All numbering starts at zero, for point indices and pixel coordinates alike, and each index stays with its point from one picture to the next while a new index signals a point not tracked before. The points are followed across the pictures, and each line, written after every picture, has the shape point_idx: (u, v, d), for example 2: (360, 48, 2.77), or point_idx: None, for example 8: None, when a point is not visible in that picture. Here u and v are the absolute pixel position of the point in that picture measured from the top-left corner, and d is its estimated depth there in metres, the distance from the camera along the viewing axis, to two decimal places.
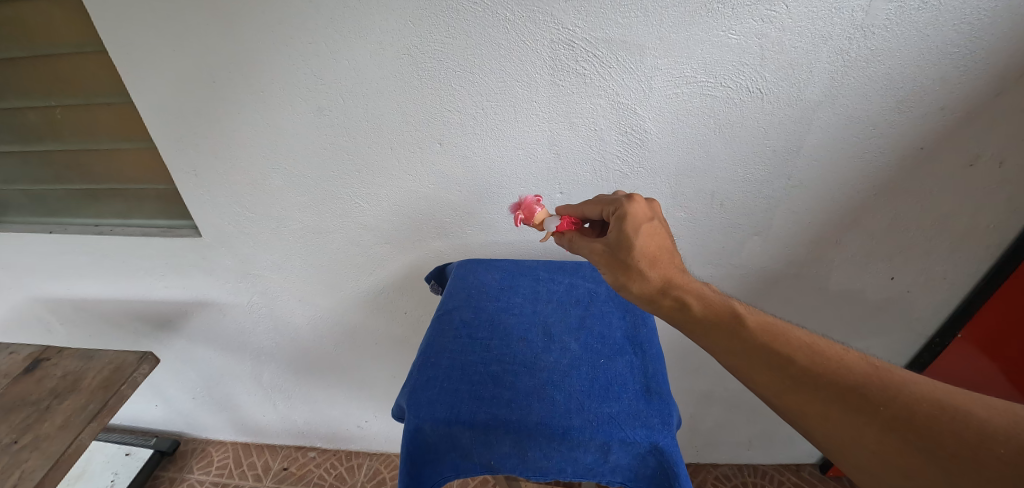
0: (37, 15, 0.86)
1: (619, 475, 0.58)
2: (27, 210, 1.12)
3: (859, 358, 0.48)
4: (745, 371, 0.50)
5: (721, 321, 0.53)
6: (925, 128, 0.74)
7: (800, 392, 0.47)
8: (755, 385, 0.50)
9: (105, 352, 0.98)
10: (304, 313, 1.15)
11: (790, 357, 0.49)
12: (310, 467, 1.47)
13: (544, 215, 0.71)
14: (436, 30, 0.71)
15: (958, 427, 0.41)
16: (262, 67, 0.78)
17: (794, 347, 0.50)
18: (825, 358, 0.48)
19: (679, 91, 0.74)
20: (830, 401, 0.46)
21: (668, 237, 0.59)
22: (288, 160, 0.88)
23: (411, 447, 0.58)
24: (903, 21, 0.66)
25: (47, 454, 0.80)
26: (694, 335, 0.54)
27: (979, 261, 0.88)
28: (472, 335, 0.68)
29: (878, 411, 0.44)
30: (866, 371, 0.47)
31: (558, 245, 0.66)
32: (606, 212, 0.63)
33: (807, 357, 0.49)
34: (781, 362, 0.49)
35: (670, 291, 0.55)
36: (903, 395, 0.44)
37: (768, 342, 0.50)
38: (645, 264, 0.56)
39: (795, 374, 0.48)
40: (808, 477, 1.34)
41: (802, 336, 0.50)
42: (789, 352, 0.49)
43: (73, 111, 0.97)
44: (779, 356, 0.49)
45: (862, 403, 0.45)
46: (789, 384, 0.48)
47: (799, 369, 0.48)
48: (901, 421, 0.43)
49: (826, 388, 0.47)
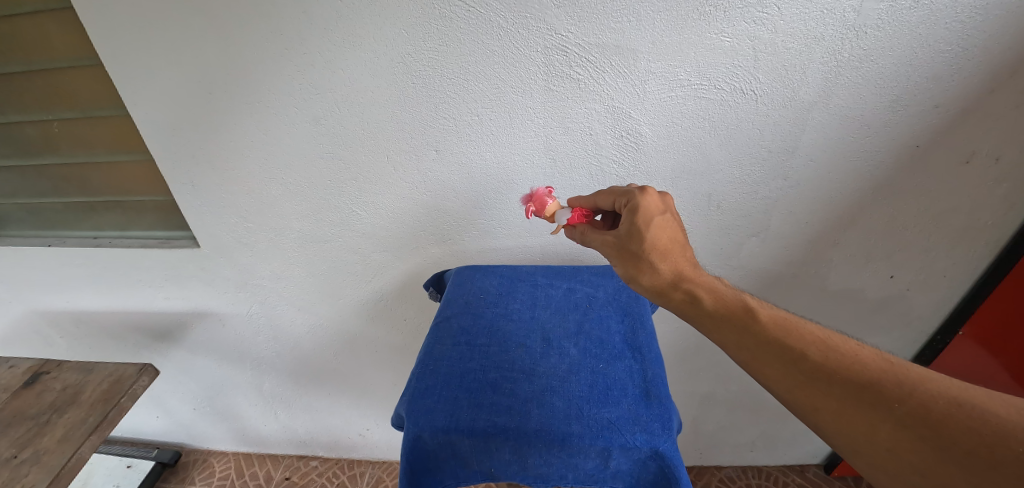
0: (34, 29, 0.87)
1: (620, 481, 0.57)
2: (26, 224, 1.12)
3: (873, 354, 0.48)
4: (757, 365, 0.50)
5: (732, 315, 0.52)
6: (920, 126, 0.75)
7: (813, 387, 0.47)
8: (767, 380, 0.49)
9: (105, 365, 0.98)
10: (303, 323, 1.15)
11: (803, 352, 0.49)
12: (312, 476, 1.47)
13: (555, 208, 0.71)
14: (429, 38, 0.72)
15: (975, 425, 0.41)
16: (258, 78, 0.78)
17: (806, 341, 0.49)
18: (838, 353, 0.48)
19: (673, 94, 0.74)
20: (844, 397, 0.46)
21: (680, 231, 0.59)
22: (285, 170, 0.89)
23: (410, 456, 0.58)
24: (895, 20, 0.66)
25: (48, 468, 0.79)
26: (705, 329, 0.54)
27: (979, 257, 0.88)
28: (471, 342, 0.68)
29: (893, 407, 0.44)
30: (881, 366, 0.46)
31: (570, 237, 0.65)
32: (618, 203, 0.62)
33: (820, 352, 0.48)
34: (793, 357, 0.49)
35: (682, 284, 0.55)
36: (918, 392, 0.44)
37: (780, 337, 0.50)
38: (655, 255, 0.57)
39: (808, 369, 0.48)
40: (813, 478, 1.33)
41: (814, 331, 0.50)
42: (802, 346, 0.49)
43: (72, 125, 0.97)
44: (791, 351, 0.49)
45: (877, 398, 0.45)
46: (802, 379, 0.47)
47: (812, 364, 0.48)
48: (916, 418, 0.43)
49: (840, 384, 0.46)
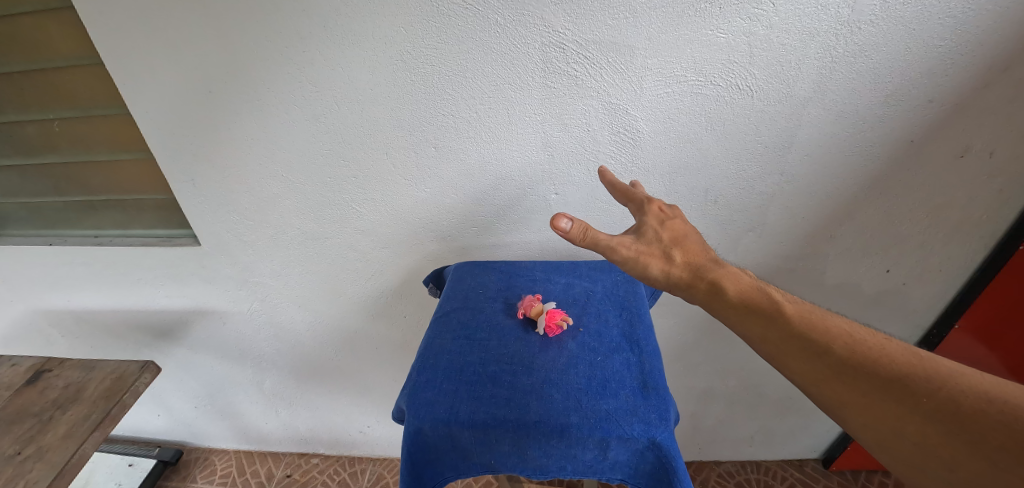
0: (34, 29, 0.87)
1: (619, 471, 0.58)
2: (27, 223, 1.13)
3: (901, 348, 0.47)
4: (782, 357, 0.49)
5: (756, 307, 0.51)
6: (914, 120, 0.75)
7: (841, 381, 0.46)
8: (794, 374, 0.48)
9: (107, 362, 0.98)
10: (304, 320, 1.15)
11: (829, 346, 0.48)
12: (313, 474, 1.47)
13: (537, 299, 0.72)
14: (427, 36, 0.72)
15: (1008, 421, 0.40)
16: (258, 76, 0.79)
17: (833, 335, 0.48)
18: (864, 348, 0.47)
19: (670, 90, 0.75)
20: (872, 391, 0.45)
21: (695, 233, 0.59)
22: (285, 168, 0.89)
23: (411, 448, 0.58)
24: (889, 16, 0.67)
25: (52, 465, 0.80)
26: (729, 320, 0.53)
27: (973, 251, 0.89)
28: (470, 336, 0.68)
29: (922, 403, 0.43)
30: (910, 361, 0.45)
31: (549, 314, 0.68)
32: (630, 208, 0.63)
33: (846, 346, 0.47)
34: (820, 351, 0.48)
35: (703, 277, 0.55)
36: (947, 387, 0.43)
37: (806, 330, 0.49)
38: (675, 249, 0.57)
39: (836, 363, 0.47)
40: (811, 472, 1.34)
41: (840, 325, 0.49)
42: (827, 341, 0.48)
43: (72, 125, 0.97)
44: (818, 344, 0.48)
45: (906, 393, 0.44)
46: (829, 373, 0.46)
47: (839, 359, 0.47)
48: (947, 414, 0.42)
49: (867, 378, 0.45)
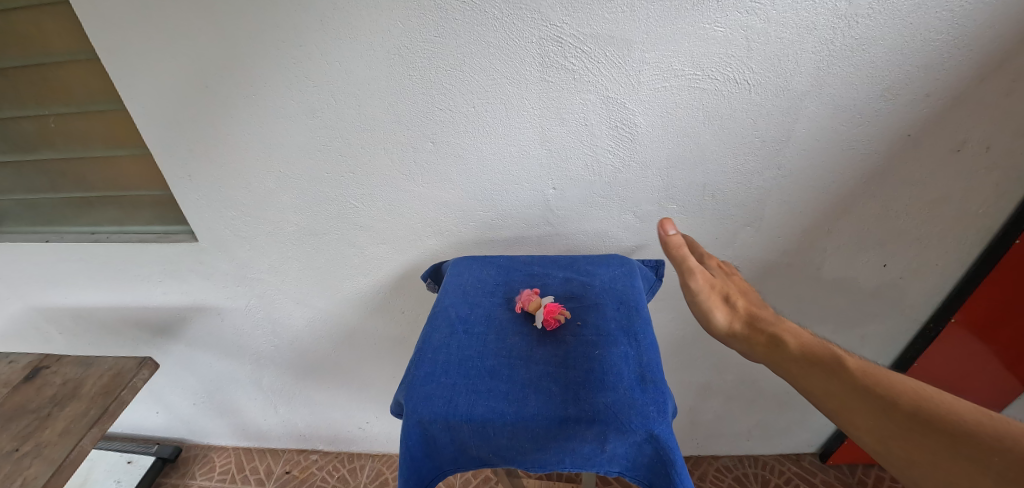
0: (29, 24, 0.86)
1: (617, 464, 0.58)
2: (23, 221, 1.12)
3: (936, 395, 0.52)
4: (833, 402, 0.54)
5: (809, 357, 0.58)
6: (911, 114, 0.75)
7: (881, 420, 0.51)
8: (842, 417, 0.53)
9: (105, 359, 0.98)
10: (302, 316, 1.15)
11: (871, 389, 0.53)
12: (313, 470, 1.48)
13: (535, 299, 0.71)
14: (424, 29, 0.72)
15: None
16: (255, 71, 0.79)
17: (876, 382, 0.54)
18: (905, 395, 0.52)
19: (668, 84, 0.75)
20: (909, 431, 0.50)
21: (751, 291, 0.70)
22: (282, 164, 0.89)
23: (410, 443, 0.58)
24: (886, 9, 0.66)
25: (50, 460, 0.80)
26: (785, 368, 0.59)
27: (970, 245, 0.89)
28: (468, 330, 0.69)
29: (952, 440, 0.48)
30: (943, 407, 0.50)
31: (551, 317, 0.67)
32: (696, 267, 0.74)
33: (887, 390, 0.53)
34: (865, 392, 0.53)
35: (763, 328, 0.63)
36: (972, 429, 0.48)
37: (853, 376, 0.55)
38: (736, 300, 0.67)
39: (878, 404, 0.52)
40: (808, 466, 1.35)
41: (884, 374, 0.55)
42: (871, 386, 0.54)
43: (68, 120, 0.97)
44: (862, 388, 0.54)
45: (938, 430, 0.49)
46: (872, 412, 0.52)
47: (881, 402, 0.52)
48: (972, 448, 0.47)
49: (903, 417, 0.51)
